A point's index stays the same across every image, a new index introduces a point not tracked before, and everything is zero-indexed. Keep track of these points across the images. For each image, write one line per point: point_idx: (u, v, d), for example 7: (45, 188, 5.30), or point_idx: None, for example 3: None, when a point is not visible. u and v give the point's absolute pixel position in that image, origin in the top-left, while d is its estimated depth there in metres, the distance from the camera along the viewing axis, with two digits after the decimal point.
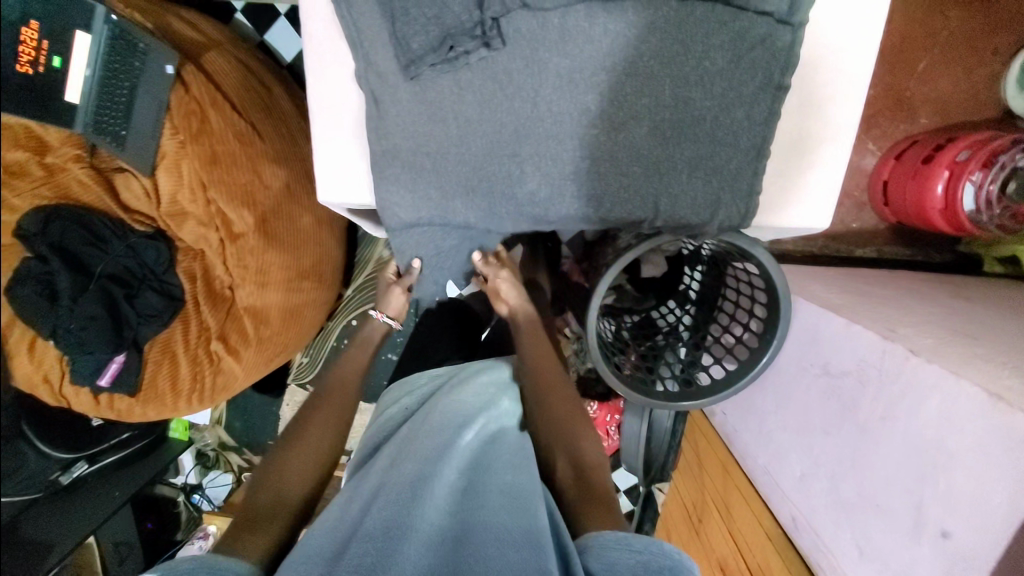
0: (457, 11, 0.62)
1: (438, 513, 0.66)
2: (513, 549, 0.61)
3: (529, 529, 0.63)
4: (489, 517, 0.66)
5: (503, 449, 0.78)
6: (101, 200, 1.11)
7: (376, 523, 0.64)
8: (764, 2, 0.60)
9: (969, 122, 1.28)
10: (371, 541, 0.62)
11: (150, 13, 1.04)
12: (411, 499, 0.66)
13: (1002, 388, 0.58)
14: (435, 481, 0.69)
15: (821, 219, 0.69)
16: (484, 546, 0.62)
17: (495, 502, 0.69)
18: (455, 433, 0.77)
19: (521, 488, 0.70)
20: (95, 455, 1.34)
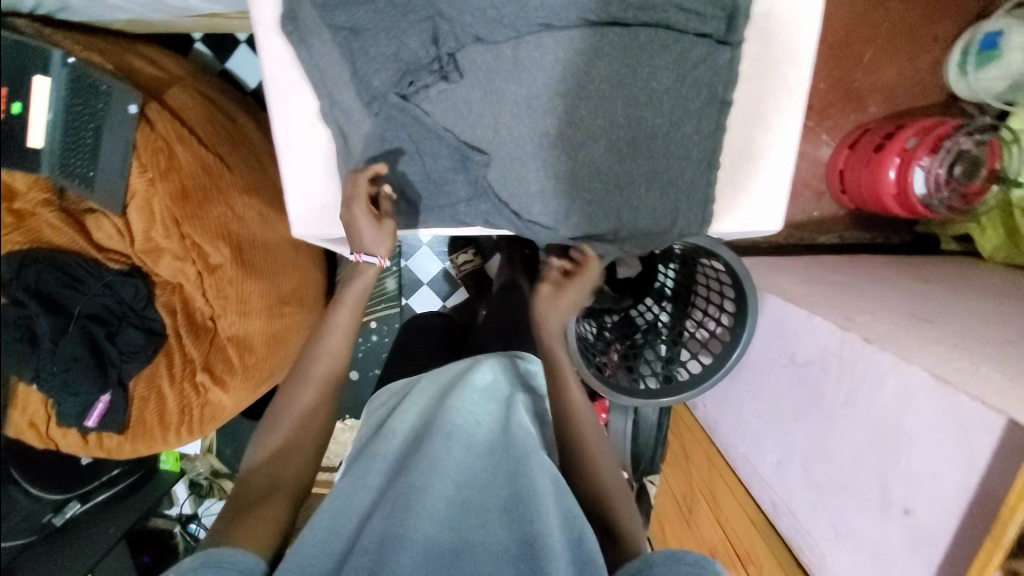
0: (414, 48, 0.64)
1: (436, 522, 0.60)
2: (511, 561, 0.58)
3: (528, 534, 0.59)
4: (488, 523, 0.62)
5: (507, 441, 0.70)
6: (74, 242, 1.10)
7: (371, 537, 0.59)
8: (702, 25, 0.64)
9: (916, 109, 1.34)
10: (367, 555, 0.57)
11: (108, 51, 1.03)
12: (403, 509, 0.60)
13: (946, 370, 0.62)
14: (430, 486, 0.62)
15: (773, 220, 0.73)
16: (483, 558, 0.58)
17: (494, 505, 0.64)
18: (448, 432, 0.69)
19: (523, 483, 0.64)
20: (87, 494, 1.35)
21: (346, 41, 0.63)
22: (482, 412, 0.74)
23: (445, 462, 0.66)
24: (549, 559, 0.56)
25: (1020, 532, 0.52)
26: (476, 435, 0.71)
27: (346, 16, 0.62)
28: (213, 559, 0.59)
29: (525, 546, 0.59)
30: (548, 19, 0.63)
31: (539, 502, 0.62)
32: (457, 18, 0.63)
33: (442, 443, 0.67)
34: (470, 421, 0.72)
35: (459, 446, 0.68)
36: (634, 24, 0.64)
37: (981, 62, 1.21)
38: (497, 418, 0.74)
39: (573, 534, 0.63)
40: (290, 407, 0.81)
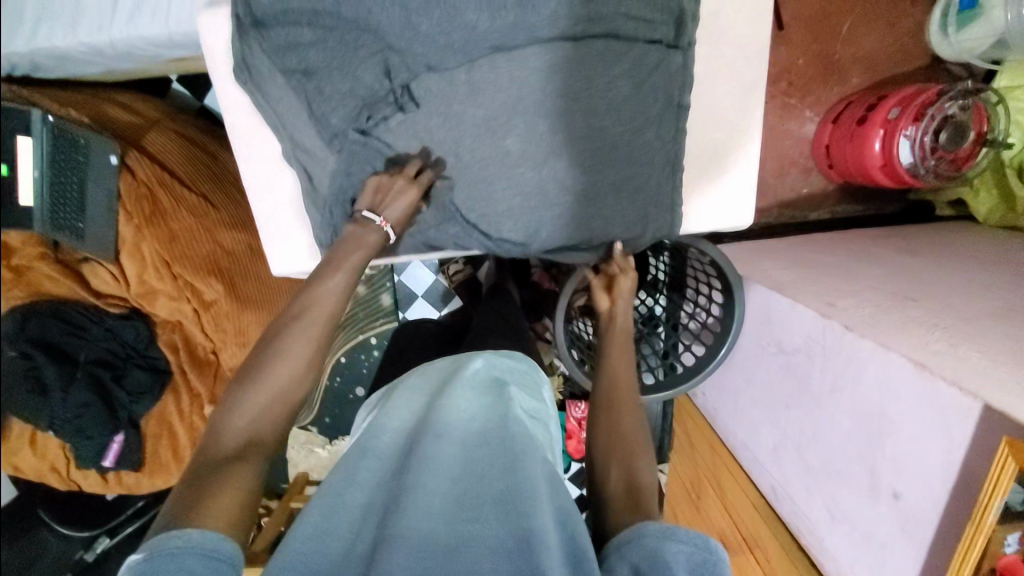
0: (368, 82, 0.64)
1: (428, 515, 0.57)
2: (507, 556, 0.54)
3: (523, 528, 0.56)
4: (483, 517, 0.58)
5: (501, 432, 0.66)
6: (74, 292, 1.10)
7: (364, 543, 0.56)
8: (652, 31, 0.64)
9: (901, 74, 1.31)
10: (362, 561, 0.54)
11: (85, 105, 1.05)
12: (395, 509, 0.57)
13: (924, 354, 0.62)
14: (420, 483, 0.59)
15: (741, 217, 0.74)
16: (478, 553, 0.55)
17: (489, 499, 0.60)
18: (438, 429, 0.65)
19: (517, 476, 0.60)
20: (115, 527, 1.34)
21: (300, 83, 0.64)
22: (476, 403, 0.70)
23: (435, 460, 0.62)
24: (543, 555, 0.52)
25: (1000, 516, 0.51)
26: (470, 429, 0.67)
27: (298, 58, 0.63)
28: (182, 546, 0.46)
29: (521, 541, 0.55)
30: (498, 42, 0.63)
31: (534, 497, 0.58)
32: (408, 49, 0.63)
33: (432, 441, 0.64)
34: (463, 415, 0.68)
35: (451, 441, 0.65)
36: (585, 37, 0.64)
37: (962, 22, 1.20)
38: (491, 409, 0.69)
39: (569, 528, 0.57)
40: (257, 382, 0.58)
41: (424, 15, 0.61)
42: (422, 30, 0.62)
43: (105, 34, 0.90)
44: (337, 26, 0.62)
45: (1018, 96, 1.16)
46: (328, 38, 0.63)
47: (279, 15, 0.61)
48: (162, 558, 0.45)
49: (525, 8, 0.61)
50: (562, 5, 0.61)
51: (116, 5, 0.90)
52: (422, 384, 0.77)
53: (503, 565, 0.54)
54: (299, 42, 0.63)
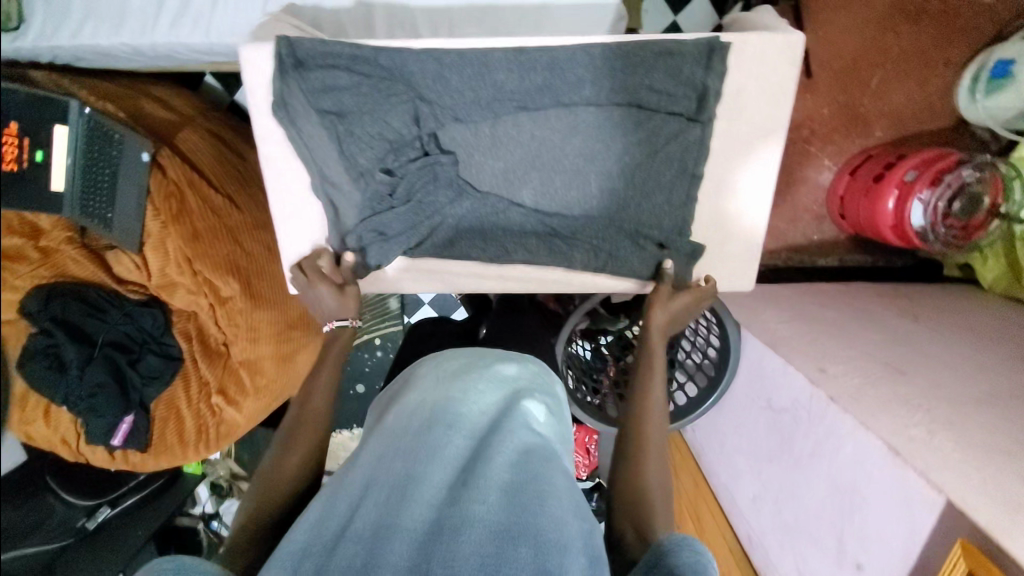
0: (397, 126, 0.67)
1: (433, 506, 0.52)
2: (517, 546, 0.48)
3: (534, 523, 0.50)
4: (489, 500, 0.51)
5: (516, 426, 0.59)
6: (96, 275, 1.17)
7: (365, 522, 0.51)
8: (672, 103, 0.65)
9: (922, 132, 1.32)
10: (360, 542, 0.50)
11: (121, 98, 1.08)
12: (398, 497, 0.52)
13: (902, 440, 0.66)
14: (425, 473, 0.54)
15: (760, 216, 0.73)
16: (482, 541, 0.48)
17: (497, 484, 0.53)
18: (449, 420, 0.58)
19: (532, 471, 0.55)
20: (117, 499, 1.42)
21: (333, 124, 0.67)
22: (489, 397, 0.63)
23: (444, 451, 0.56)
24: (554, 557, 0.48)
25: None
26: (482, 423, 0.60)
27: (332, 101, 0.66)
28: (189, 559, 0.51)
29: (531, 534, 0.50)
30: (524, 102, 0.66)
31: (549, 493, 0.53)
32: (437, 100, 0.66)
33: (441, 431, 0.57)
34: (476, 408, 0.60)
35: (463, 429, 0.58)
36: (608, 105, 0.66)
37: (991, 89, 1.18)
38: (504, 404, 0.63)
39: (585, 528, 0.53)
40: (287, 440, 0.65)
41: (456, 71, 0.64)
42: (453, 84, 0.65)
43: (146, 38, 0.93)
44: (372, 74, 0.65)
45: None
46: (363, 83, 0.65)
47: (319, 58, 0.64)
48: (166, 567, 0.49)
49: (553, 73, 0.64)
50: (587, 73, 0.64)
51: (159, 13, 0.93)
52: (434, 363, 0.70)
53: (512, 560, 0.47)
54: (334, 84, 0.65)
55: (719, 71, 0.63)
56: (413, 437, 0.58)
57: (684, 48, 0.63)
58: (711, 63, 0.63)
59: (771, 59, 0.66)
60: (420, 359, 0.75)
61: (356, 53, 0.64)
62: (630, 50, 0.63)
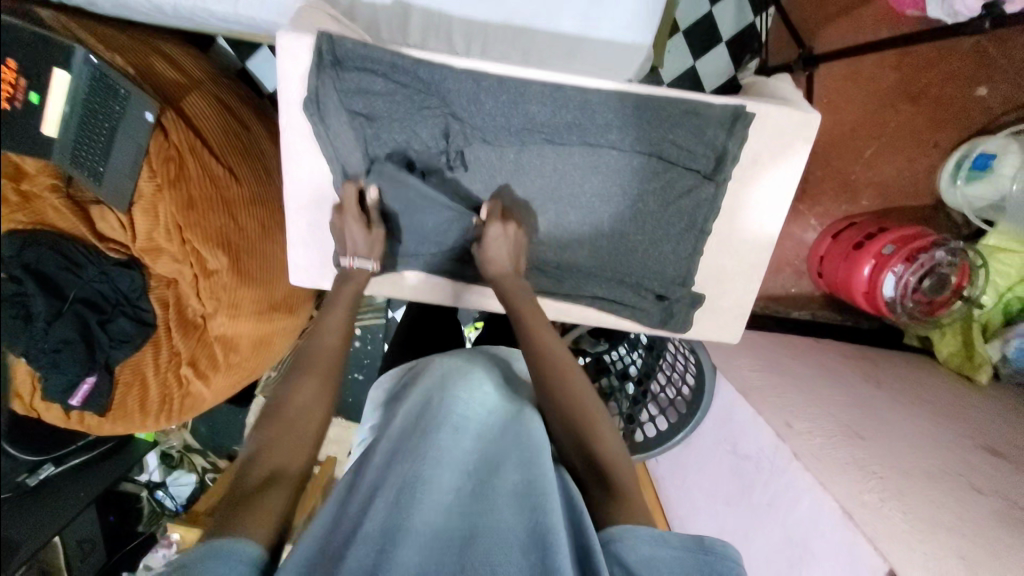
0: (425, 138, 0.68)
1: (441, 510, 0.55)
2: (521, 552, 0.52)
3: (538, 524, 0.53)
4: (498, 508, 0.56)
5: (520, 433, 0.63)
6: (76, 228, 1.11)
7: (376, 525, 0.53)
8: (692, 160, 0.68)
9: (904, 207, 1.40)
10: (371, 545, 0.51)
11: (131, 53, 1.05)
12: (408, 499, 0.55)
13: (855, 504, 0.72)
14: (435, 476, 0.57)
15: (772, 226, 0.74)
16: (492, 546, 0.52)
17: (505, 491, 0.57)
18: (454, 421, 0.62)
19: (535, 469, 0.58)
20: (63, 457, 1.33)
21: (362, 126, 0.67)
22: (490, 399, 0.67)
23: (450, 454, 0.59)
24: (555, 553, 0.50)
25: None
26: (485, 427, 0.64)
27: (364, 104, 0.66)
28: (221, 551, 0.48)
29: (535, 535, 0.53)
30: (552, 135, 0.68)
31: (548, 492, 0.55)
32: (469, 120, 0.67)
33: (449, 433, 0.61)
34: (478, 411, 0.64)
35: (468, 434, 0.62)
36: (630, 151, 0.69)
37: (970, 177, 1.27)
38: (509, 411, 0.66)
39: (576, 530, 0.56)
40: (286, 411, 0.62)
41: (492, 96, 0.65)
42: (486, 107, 0.66)
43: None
44: (409, 84, 0.66)
45: (1000, 259, 1.25)
46: (398, 92, 0.66)
47: (357, 60, 0.64)
48: (206, 563, 0.46)
49: (584, 113, 0.66)
50: (617, 119, 0.67)
51: None
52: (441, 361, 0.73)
53: (518, 564, 0.51)
54: (369, 89, 0.66)
55: (739, 138, 0.66)
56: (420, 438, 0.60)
57: (710, 111, 0.66)
58: (734, 129, 0.66)
59: (786, 132, 0.69)
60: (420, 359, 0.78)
61: (396, 62, 0.64)
62: (660, 104, 0.66)
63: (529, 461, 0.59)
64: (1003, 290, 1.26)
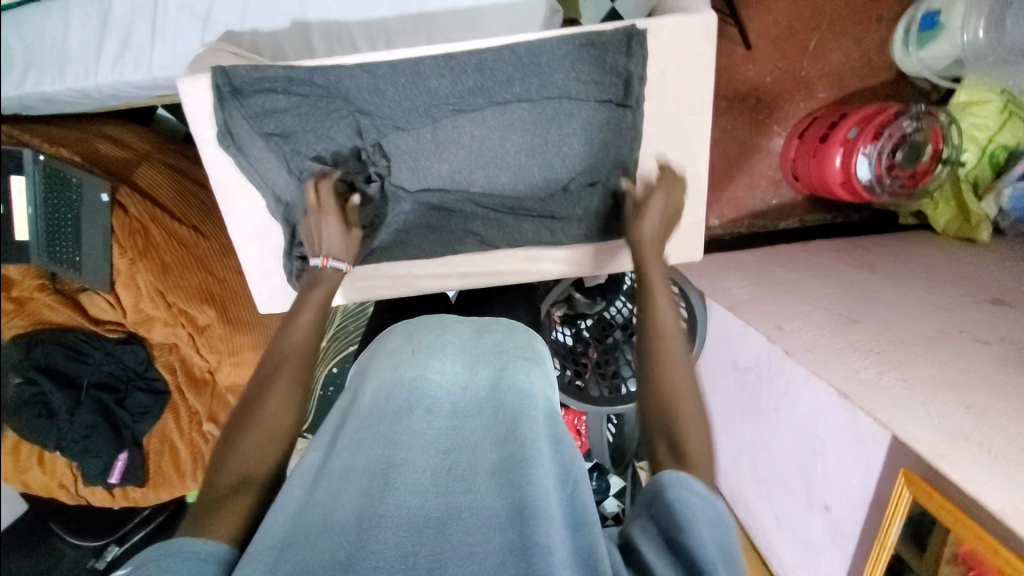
0: (342, 141, 0.72)
1: (418, 495, 0.54)
2: (499, 531, 0.53)
3: (518, 499, 0.53)
4: (477, 487, 0.55)
5: (501, 404, 0.60)
6: (73, 318, 1.16)
7: (347, 514, 0.52)
8: (602, 92, 0.70)
9: (865, 89, 1.36)
10: (343, 535, 0.51)
11: (74, 142, 1.09)
12: (381, 487, 0.54)
13: (851, 386, 0.71)
14: (407, 460, 0.55)
15: (699, 162, 0.77)
16: (470, 528, 0.53)
17: (483, 468, 0.57)
18: (427, 402, 0.60)
19: (518, 440, 0.56)
20: (124, 535, 1.36)
21: (279, 145, 0.70)
22: (469, 369, 0.64)
23: (425, 435, 0.58)
24: (538, 527, 0.50)
25: (899, 537, 0.65)
26: (462, 401, 0.61)
27: (275, 124, 0.69)
28: (175, 551, 0.48)
29: (514, 512, 0.53)
30: (459, 105, 0.71)
31: (534, 465, 0.54)
32: (377, 112, 0.70)
33: (421, 416, 0.59)
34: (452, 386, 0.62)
35: (442, 416, 0.60)
36: (539, 99, 0.71)
37: (922, 41, 1.25)
38: (489, 380, 0.64)
39: (567, 492, 0.56)
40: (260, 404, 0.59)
41: (390, 83, 0.68)
42: (389, 95, 0.69)
43: (92, 80, 0.94)
44: (310, 93, 0.68)
45: (974, 112, 1.21)
46: (302, 103, 0.69)
47: (255, 84, 0.67)
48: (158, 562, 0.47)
49: (484, 75, 0.69)
50: (517, 71, 0.69)
51: (100, 53, 0.93)
52: (402, 330, 0.69)
53: (498, 547, 0.51)
54: (275, 108, 0.69)
55: (640, 56, 0.67)
56: (390, 423, 0.58)
57: (603, 37, 0.67)
58: (631, 48, 0.67)
59: (683, 41, 0.70)
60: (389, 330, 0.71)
61: (291, 75, 0.67)
62: (553, 44, 0.67)
63: (511, 440, 0.57)
64: (984, 142, 1.21)
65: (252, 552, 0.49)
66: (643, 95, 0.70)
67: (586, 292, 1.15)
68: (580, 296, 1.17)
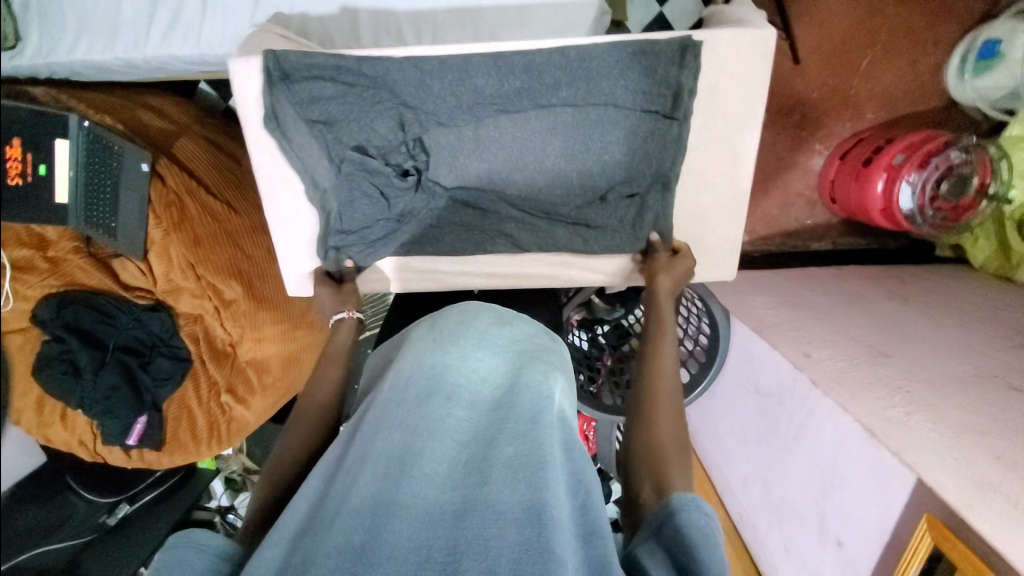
0: (384, 133, 0.72)
1: (436, 487, 0.54)
2: (515, 527, 0.51)
3: (535, 500, 0.52)
4: (492, 481, 0.53)
5: (518, 400, 0.58)
6: (104, 282, 1.20)
7: (363, 497, 0.52)
8: (648, 102, 0.70)
9: (914, 114, 1.32)
10: (358, 517, 0.51)
11: (120, 110, 1.11)
12: (398, 474, 0.53)
13: (878, 422, 0.69)
14: (426, 449, 0.55)
15: (743, 179, 0.76)
16: (486, 522, 0.51)
17: (499, 463, 0.54)
18: (447, 390, 0.58)
19: (534, 441, 0.55)
20: (135, 494, 1.43)
21: (322, 133, 0.71)
22: (486, 361, 0.62)
23: (444, 426, 0.57)
24: (554, 534, 0.50)
25: None
26: (480, 393, 0.60)
27: (319, 111, 0.69)
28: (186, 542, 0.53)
29: (531, 512, 0.51)
30: (504, 105, 0.71)
31: (548, 467, 0.53)
32: (420, 106, 0.70)
33: (441, 403, 0.57)
34: (471, 375, 0.60)
35: (460, 407, 0.58)
36: (585, 105, 0.71)
37: (978, 70, 1.21)
38: (509, 373, 0.62)
39: (579, 497, 0.56)
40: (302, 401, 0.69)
41: (437, 78, 0.68)
42: (435, 90, 0.69)
43: (141, 51, 0.95)
44: (357, 83, 0.69)
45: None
46: (348, 93, 0.69)
47: (303, 70, 0.67)
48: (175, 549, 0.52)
49: (531, 77, 0.68)
50: (564, 75, 0.68)
51: (151, 25, 0.94)
52: (431, 322, 0.68)
53: (511, 542, 0.50)
54: (322, 96, 0.69)
55: (692, 69, 0.67)
56: (408, 409, 0.57)
57: (657, 47, 0.67)
58: (685, 62, 0.67)
59: (736, 55, 0.69)
60: (409, 326, 0.71)
61: (340, 64, 0.67)
62: (604, 51, 0.67)
63: (527, 437, 0.55)
64: None
65: (270, 538, 0.52)
66: (691, 108, 0.69)
67: (608, 299, 1.15)
68: (601, 301, 1.17)
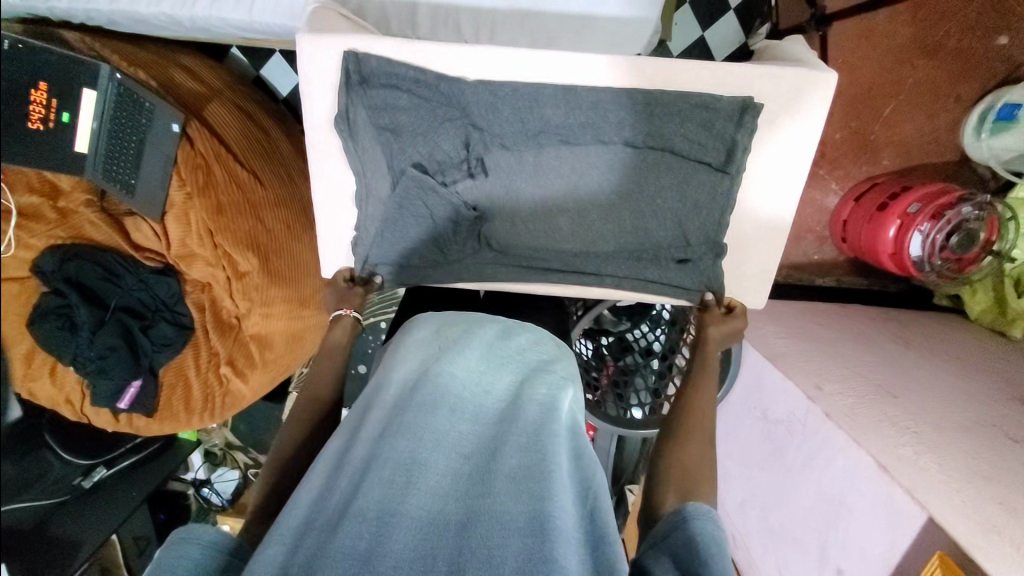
0: (447, 149, 0.77)
1: (439, 497, 0.54)
2: (518, 537, 0.51)
3: (538, 511, 0.52)
4: (495, 492, 0.54)
5: (520, 414, 0.60)
6: (111, 239, 1.16)
7: (369, 503, 0.52)
8: (702, 153, 0.74)
9: (928, 165, 1.37)
10: (365, 524, 0.51)
11: (153, 66, 1.09)
12: (404, 481, 0.54)
13: (891, 458, 0.73)
14: (430, 460, 0.55)
15: (785, 211, 0.80)
16: (491, 530, 0.52)
17: (502, 474, 0.55)
18: (451, 402, 0.59)
19: (538, 453, 0.56)
20: (113, 460, 1.34)
21: (388, 140, 0.77)
22: (488, 374, 0.64)
23: (446, 435, 0.58)
24: (557, 543, 0.50)
25: None
26: (482, 407, 0.61)
27: (388, 118, 0.76)
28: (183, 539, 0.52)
29: (534, 521, 0.52)
30: (567, 137, 0.75)
31: (553, 478, 0.54)
32: (488, 128, 0.76)
33: (444, 415, 0.58)
34: (472, 389, 0.62)
35: (462, 419, 0.59)
36: (643, 148, 0.75)
37: (995, 130, 1.26)
38: (511, 388, 0.63)
39: (587, 506, 0.57)
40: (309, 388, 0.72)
41: (507, 104, 0.74)
42: (503, 115, 0.75)
43: (188, 10, 0.93)
44: (432, 98, 0.75)
45: None
46: (421, 105, 0.75)
47: (381, 78, 0.74)
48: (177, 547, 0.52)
49: (595, 113, 0.73)
50: (628, 118, 0.73)
51: None
52: (431, 326, 0.71)
53: (513, 552, 0.50)
54: (394, 104, 0.75)
55: (748, 130, 0.73)
56: (410, 416, 0.58)
57: (719, 105, 0.72)
58: (742, 122, 0.72)
59: (797, 95, 0.73)
60: (410, 321, 0.74)
61: (418, 78, 0.74)
62: (670, 100, 0.73)
63: (530, 449, 0.56)
64: None
65: (276, 535, 0.51)
66: (743, 166, 0.75)
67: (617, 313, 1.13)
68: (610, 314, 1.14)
